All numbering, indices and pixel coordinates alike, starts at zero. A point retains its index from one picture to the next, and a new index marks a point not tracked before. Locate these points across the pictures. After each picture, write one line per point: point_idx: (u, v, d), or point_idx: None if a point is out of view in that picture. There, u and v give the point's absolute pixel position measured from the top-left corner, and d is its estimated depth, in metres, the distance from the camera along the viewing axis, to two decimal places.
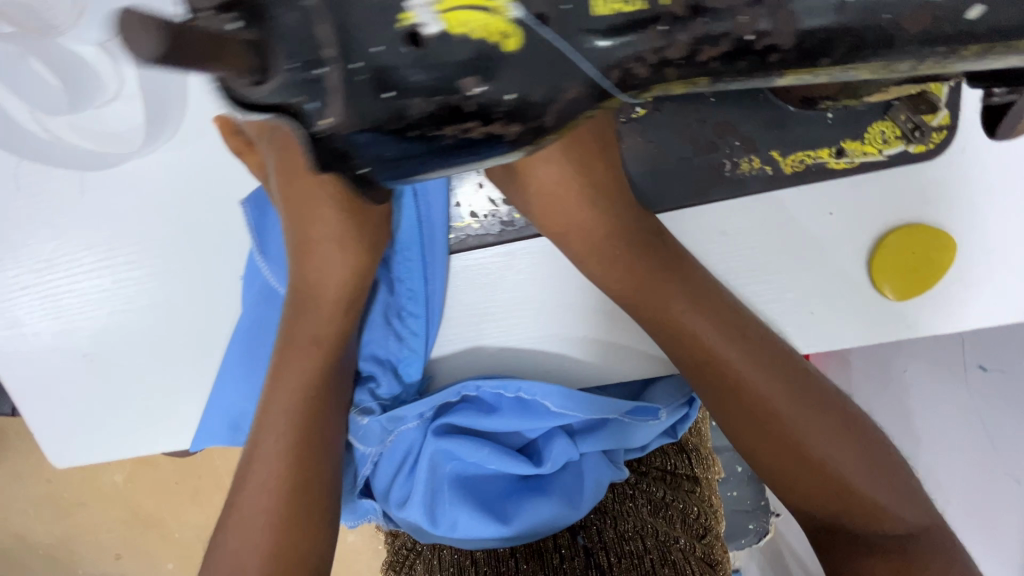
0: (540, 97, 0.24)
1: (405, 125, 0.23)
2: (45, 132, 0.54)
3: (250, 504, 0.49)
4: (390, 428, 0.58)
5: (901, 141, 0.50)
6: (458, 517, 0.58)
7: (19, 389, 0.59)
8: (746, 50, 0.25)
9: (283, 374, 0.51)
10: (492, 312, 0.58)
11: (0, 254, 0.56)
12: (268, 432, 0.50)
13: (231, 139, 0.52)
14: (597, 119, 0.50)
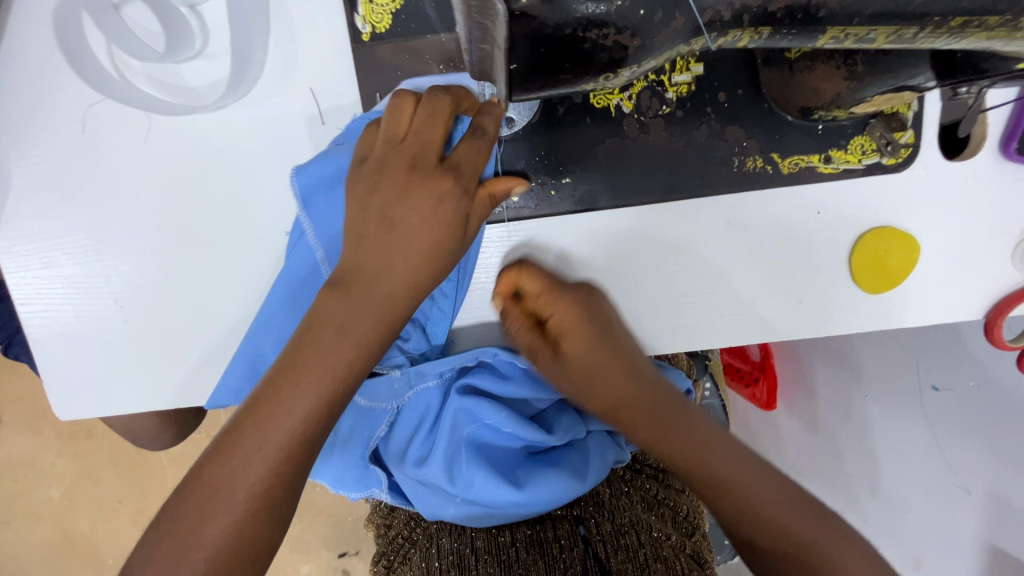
0: (655, 20, 0.33)
1: (557, 26, 0.33)
2: (117, 73, 0.56)
3: (217, 511, 0.44)
4: (412, 384, 0.61)
5: (876, 154, 0.59)
6: (474, 477, 0.61)
7: (49, 328, 0.61)
8: (807, 9, 0.33)
9: (304, 367, 0.47)
10: (518, 284, 0.61)
11: (50, 192, 0.57)
12: (271, 418, 0.46)
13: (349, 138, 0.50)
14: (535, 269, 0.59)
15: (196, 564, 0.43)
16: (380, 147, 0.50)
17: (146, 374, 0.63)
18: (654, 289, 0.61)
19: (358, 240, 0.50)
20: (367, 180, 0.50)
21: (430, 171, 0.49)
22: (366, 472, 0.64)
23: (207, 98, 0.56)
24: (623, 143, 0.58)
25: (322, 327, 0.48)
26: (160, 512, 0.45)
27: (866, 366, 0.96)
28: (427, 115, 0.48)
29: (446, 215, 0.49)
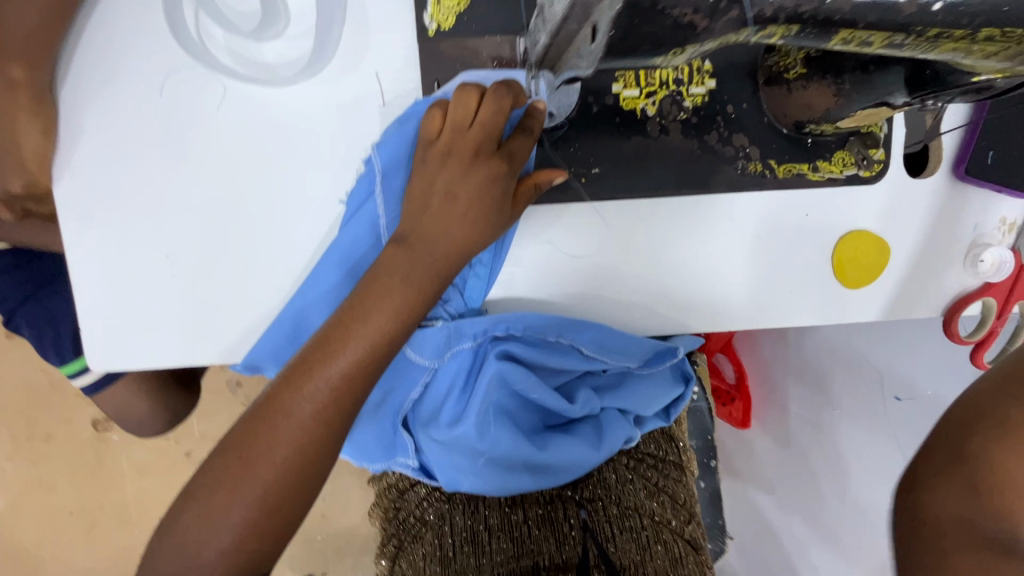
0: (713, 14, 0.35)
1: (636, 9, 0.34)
2: (197, 37, 0.60)
3: (276, 444, 0.54)
4: (449, 344, 0.65)
5: (854, 166, 0.69)
6: (502, 438, 0.69)
7: (95, 283, 0.63)
8: (832, 22, 0.37)
9: (369, 314, 0.56)
10: (549, 260, 0.67)
11: (119, 150, 0.61)
12: (335, 357, 0.55)
13: (428, 121, 0.57)
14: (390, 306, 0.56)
15: (267, 473, 0.54)
16: (449, 132, 0.57)
17: (185, 331, 0.65)
18: (666, 272, 0.69)
19: (422, 209, 0.58)
20: (435, 160, 0.58)
21: (488, 156, 0.57)
22: (395, 437, 0.69)
23: (282, 75, 0.61)
24: (647, 143, 0.67)
25: (388, 279, 0.56)
26: (238, 428, 0.56)
27: (837, 378, 1.06)
28: (494, 110, 0.56)
29: (498, 193, 0.58)
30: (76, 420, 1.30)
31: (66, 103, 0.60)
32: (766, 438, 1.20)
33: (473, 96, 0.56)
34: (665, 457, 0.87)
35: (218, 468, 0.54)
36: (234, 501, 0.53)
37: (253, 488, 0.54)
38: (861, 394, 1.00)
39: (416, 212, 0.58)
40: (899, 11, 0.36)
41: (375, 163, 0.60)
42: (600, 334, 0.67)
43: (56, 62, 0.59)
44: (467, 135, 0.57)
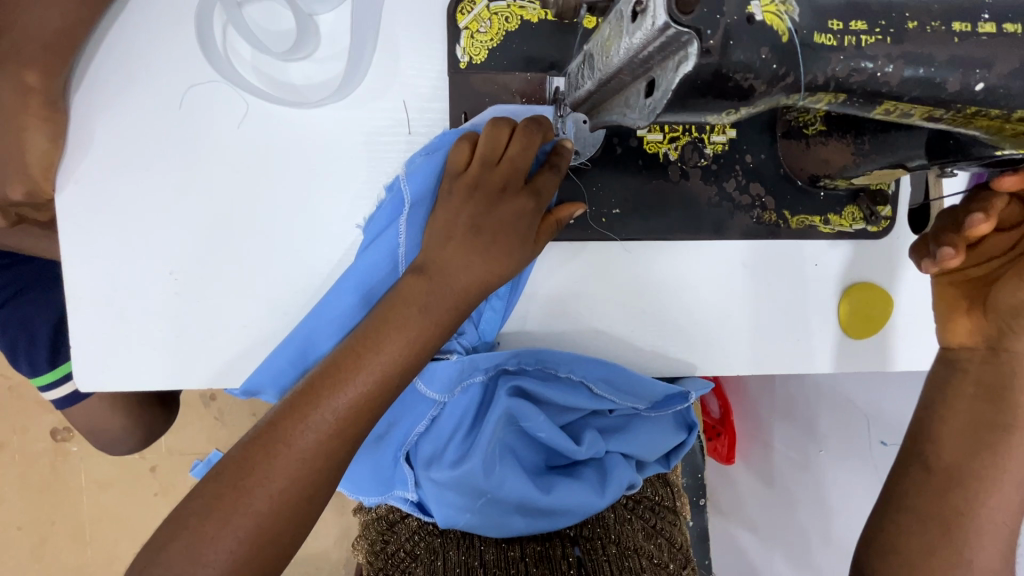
0: (772, 84, 0.35)
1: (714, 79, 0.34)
2: (223, 52, 0.59)
3: (273, 474, 0.48)
4: (461, 378, 0.63)
5: (863, 222, 0.70)
6: (506, 478, 0.67)
7: (88, 296, 0.60)
8: (878, 94, 0.38)
9: (383, 343, 0.52)
10: (565, 297, 0.67)
11: (130, 160, 0.59)
12: (345, 385, 0.51)
13: (458, 152, 0.56)
14: (408, 331, 0.53)
15: (259, 508, 0.47)
16: (477, 167, 0.55)
17: (181, 353, 0.61)
18: (680, 314, 0.69)
19: (445, 240, 0.55)
20: (460, 193, 0.56)
21: (516, 192, 0.56)
22: (394, 470, 0.67)
23: (308, 97, 0.60)
24: (667, 186, 0.67)
25: (405, 308, 0.53)
26: (230, 455, 0.49)
27: (823, 420, 1.05)
28: (523, 147, 0.55)
29: (522, 230, 0.56)
30: (32, 429, 1.23)
31: (78, 109, 0.58)
32: (750, 475, 1.21)
33: (506, 129, 0.55)
34: (661, 501, 0.89)
35: (203, 501, 0.47)
36: (219, 539, 0.46)
37: (241, 523, 0.46)
38: (848, 436, 0.99)
39: (436, 242, 0.55)
40: (943, 87, 0.38)
41: (404, 192, 0.58)
42: (612, 375, 0.66)
43: (72, 68, 0.57)
44: (496, 170, 0.55)
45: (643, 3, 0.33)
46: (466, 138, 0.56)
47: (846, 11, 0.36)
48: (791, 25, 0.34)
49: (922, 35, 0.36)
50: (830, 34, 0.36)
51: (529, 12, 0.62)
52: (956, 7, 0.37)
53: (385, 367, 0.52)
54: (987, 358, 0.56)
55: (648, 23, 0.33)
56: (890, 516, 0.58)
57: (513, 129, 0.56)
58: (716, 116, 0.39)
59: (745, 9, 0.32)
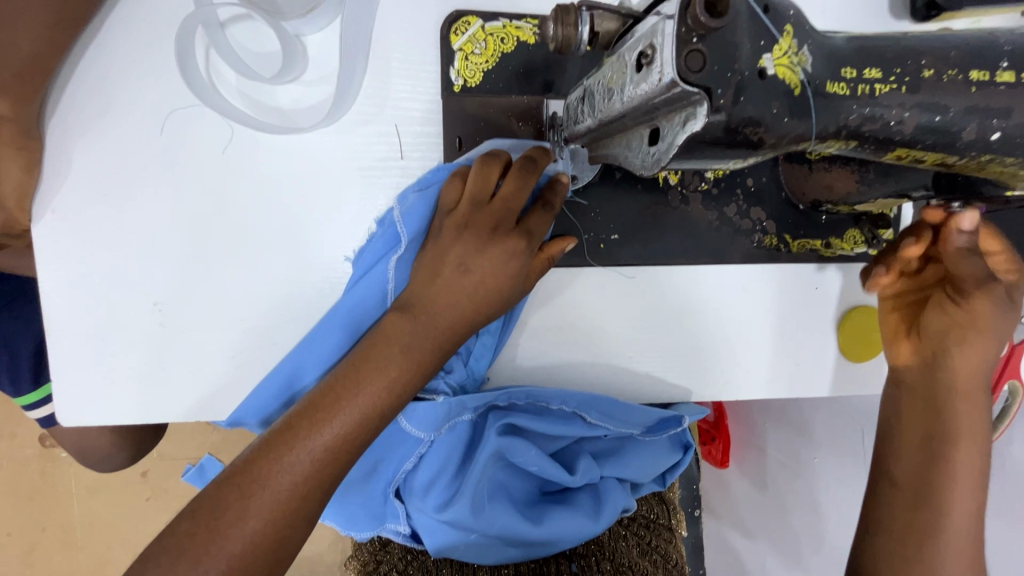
0: (782, 134, 0.33)
1: (722, 136, 0.32)
2: (206, 76, 0.57)
3: (249, 516, 0.46)
4: (450, 416, 0.62)
5: (864, 245, 0.69)
6: (496, 513, 0.66)
7: (65, 327, 0.57)
8: (892, 141, 0.37)
9: (363, 383, 0.51)
10: (563, 326, 0.65)
11: (108, 187, 0.56)
12: (324, 426, 0.49)
13: (450, 189, 0.55)
14: (388, 364, 0.51)
15: (233, 550, 0.45)
16: (466, 206, 0.54)
17: (165, 384, 0.59)
18: (676, 339, 0.67)
19: (432, 277, 0.54)
20: (449, 232, 0.54)
21: (507, 232, 0.53)
22: (385, 505, 0.66)
23: (297, 121, 0.58)
24: (665, 211, 0.66)
25: (386, 347, 0.52)
26: (205, 493, 0.48)
27: (819, 431, 1.04)
28: (517, 187, 0.53)
29: (512, 270, 0.54)
30: (21, 435, 1.21)
31: (54, 137, 0.55)
32: (744, 481, 1.20)
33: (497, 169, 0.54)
34: (656, 519, 0.85)
35: (175, 541, 0.45)
36: None
37: (212, 567, 0.44)
38: (841, 446, 0.98)
39: (424, 278, 0.54)
40: (959, 136, 0.36)
41: (400, 231, 0.57)
42: (604, 405, 0.65)
43: (47, 92, 0.54)
44: (487, 210, 0.54)
45: (649, 54, 0.31)
46: (459, 174, 0.56)
47: (859, 57, 0.35)
48: (803, 76, 0.33)
49: (938, 84, 0.35)
50: (843, 83, 0.34)
51: (526, 32, 0.60)
52: (976, 53, 0.35)
53: (365, 405, 0.51)
54: (926, 373, 0.59)
55: (654, 76, 0.31)
56: (878, 547, 0.57)
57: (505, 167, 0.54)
58: (722, 162, 0.37)
59: (757, 63, 0.30)
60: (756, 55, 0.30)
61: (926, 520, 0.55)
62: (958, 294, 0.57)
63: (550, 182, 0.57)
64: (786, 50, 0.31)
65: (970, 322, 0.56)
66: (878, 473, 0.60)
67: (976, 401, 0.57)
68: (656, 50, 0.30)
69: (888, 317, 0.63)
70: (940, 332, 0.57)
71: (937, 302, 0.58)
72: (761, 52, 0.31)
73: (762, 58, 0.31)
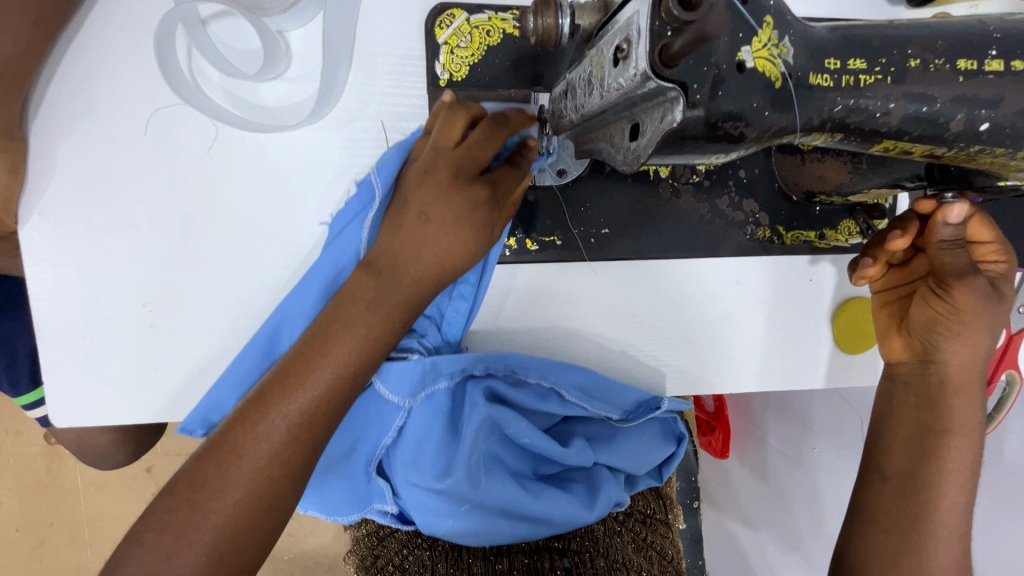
0: (764, 126, 0.33)
1: (701, 133, 0.31)
2: (190, 77, 0.56)
3: (229, 487, 0.46)
4: (426, 383, 0.60)
5: (859, 236, 0.68)
6: (491, 485, 0.64)
7: (55, 330, 0.57)
8: (878, 133, 0.36)
9: (333, 344, 0.49)
10: (554, 322, 0.65)
11: (94, 190, 0.56)
12: (297, 390, 0.48)
13: (419, 142, 0.55)
14: (357, 318, 0.50)
15: (217, 521, 0.45)
16: (431, 151, 0.52)
17: (157, 384, 0.59)
18: (668, 333, 0.67)
19: (395, 230, 0.52)
20: (411, 178, 0.52)
21: (471, 179, 0.51)
22: (369, 485, 0.64)
23: (282, 119, 0.57)
24: (656, 204, 0.65)
25: (354, 304, 0.50)
26: (186, 467, 0.47)
27: (817, 421, 1.04)
28: (485, 136, 0.51)
29: (478, 221, 0.52)
30: (25, 433, 1.22)
31: (38, 139, 0.55)
32: (744, 472, 1.21)
33: (465, 112, 0.51)
34: (653, 513, 0.87)
35: (159, 517, 0.45)
36: (177, 555, 0.44)
37: (199, 538, 0.44)
38: (839, 437, 0.98)
39: (388, 232, 0.52)
40: (947, 127, 0.35)
41: (374, 185, 0.55)
42: (582, 378, 0.64)
43: (29, 95, 0.54)
44: (451, 154, 0.51)
45: (625, 48, 0.30)
46: (429, 125, 0.55)
47: (843, 47, 0.34)
48: (784, 70, 0.32)
49: (925, 74, 0.34)
50: (826, 74, 0.33)
51: (511, 24, 0.59)
52: (964, 41, 0.34)
53: (336, 365, 0.49)
54: (919, 369, 0.58)
55: (630, 71, 0.30)
56: (867, 539, 0.57)
57: (473, 117, 0.52)
58: (704, 155, 0.37)
59: (735, 57, 0.30)
60: (734, 50, 0.30)
61: (916, 513, 0.55)
62: (941, 286, 0.56)
63: (519, 147, 0.56)
64: (765, 43, 0.31)
65: (953, 314, 0.55)
66: (870, 465, 0.60)
67: (970, 395, 0.56)
68: (631, 44, 0.29)
69: (879, 314, 0.62)
70: (924, 325, 0.57)
71: (922, 296, 0.57)
72: (739, 44, 0.30)
73: (740, 51, 0.30)
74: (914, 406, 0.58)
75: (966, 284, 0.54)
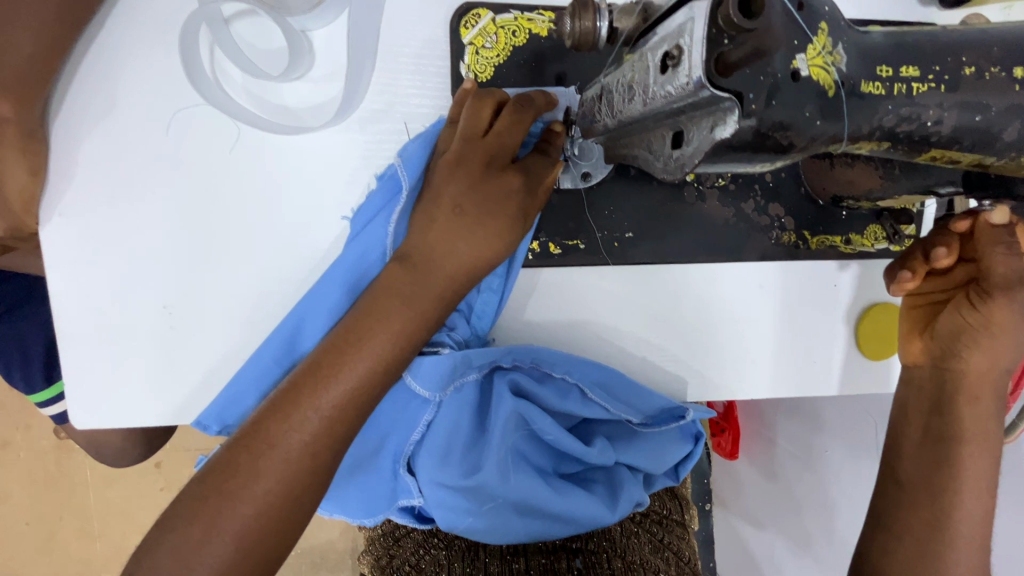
0: (814, 134, 0.31)
1: (752, 144, 0.30)
2: (211, 74, 0.56)
3: (260, 478, 0.45)
4: (454, 377, 0.59)
5: (885, 240, 0.67)
6: (515, 485, 0.63)
7: (74, 330, 0.57)
8: (926, 142, 0.35)
9: (366, 338, 0.48)
10: (574, 327, 0.64)
11: (115, 190, 0.55)
12: (330, 383, 0.47)
13: (445, 129, 0.54)
14: (391, 310, 0.49)
15: (246, 511, 0.44)
16: (459, 142, 0.51)
17: (176, 386, 0.59)
18: (688, 337, 0.66)
19: (428, 223, 0.51)
20: (442, 172, 0.51)
21: (501, 169, 0.51)
22: (395, 481, 0.63)
23: (303, 120, 0.57)
24: (680, 207, 0.64)
25: (388, 299, 0.49)
26: (216, 456, 0.47)
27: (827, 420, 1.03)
28: (512, 122, 0.50)
29: (512, 209, 0.51)
30: (36, 427, 1.22)
31: (58, 138, 0.54)
32: (753, 471, 1.20)
33: (490, 99, 0.51)
34: (669, 515, 0.86)
35: (188, 504, 0.45)
36: (204, 545, 0.43)
37: (227, 528, 0.44)
38: (847, 436, 0.97)
39: (421, 225, 0.51)
40: (999, 137, 0.34)
41: (401, 178, 0.54)
42: (607, 377, 0.63)
43: (51, 94, 0.53)
44: (479, 145, 0.51)
45: (675, 55, 0.29)
46: (454, 109, 0.53)
47: (895, 53, 0.33)
48: (836, 78, 0.31)
49: (979, 82, 0.33)
50: (878, 82, 0.32)
51: (538, 25, 0.58)
52: (1019, 49, 0.33)
53: (370, 359, 0.48)
54: (936, 374, 0.57)
55: (680, 80, 0.29)
56: (888, 548, 0.57)
57: (499, 103, 0.51)
58: (752, 164, 0.35)
59: (790, 65, 0.29)
60: (790, 58, 0.29)
61: (935, 523, 0.55)
62: (980, 296, 0.54)
63: (545, 132, 0.56)
64: (820, 50, 0.30)
65: (982, 325, 0.54)
66: (891, 473, 0.60)
67: (988, 403, 0.55)
68: (683, 52, 0.28)
69: (908, 316, 0.61)
70: (951, 333, 0.55)
71: (957, 303, 0.56)
72: (794, 53, 0.29)
73: (795, 60, 0.29)
74: (929, 412, 0.58)
75: (1008, 297, 0.53)
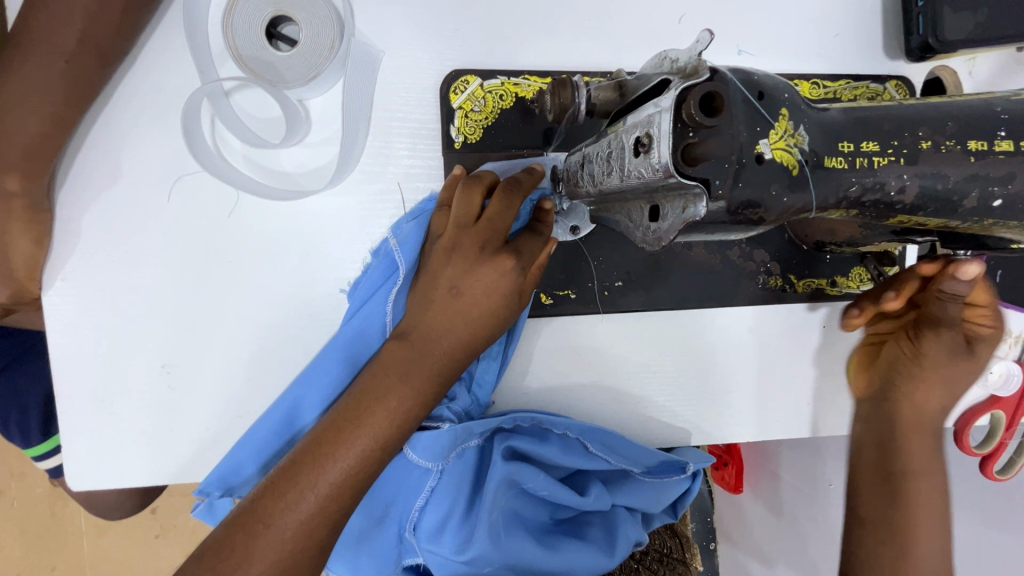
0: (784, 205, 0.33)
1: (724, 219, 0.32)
2: (213, 144, 0.58)
3: (255, 558, 0.44)
4: (456, 444, 0.60)
5: (870, 281, 0.69)
6: (516, 543, 0.62)
7: (73, 392, 0.58)
8: (892, 208, 0.37)
9: (365, 418, 0.49)
10: (569, 377, 0.65)
11: (116, 255, 0.57)
12: (329, 461, 0.47)
13: (439, 213, 0.55)
14: (388, 382, 0.50)
15: None
16: (452, 229, 0.52)
17: (173, 445, 0.59)
18: (681, 382, 0.67)
19: (426, 302, 0.52)
20: (438, 255, 0.52)
21: (496, 252, 0.51)
22: (399, 547, 0.62)
23: (301, 183, 0.59)
24: (667, 257, 0.66)
25: (386, 377, 0.50)
26: (210, 539, 0.45)
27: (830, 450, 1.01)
28: (504, 209, 0.51)
29: (505, 291, 0.52)
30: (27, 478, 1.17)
31: (63, 207, 0.56)
32: (760, 506, 1.13)
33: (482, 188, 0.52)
34: (669, 552, 0.88)
35: None
36: None
37: None
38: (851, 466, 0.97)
39: (419, 306, 0.53)
40: (961, 204, 0.36)
41: (398, 262, 0.56)
42: (604, 433, 0.63)
43: (57, 167, 0.55)
44: (474, 231, 0.51)
45: (645, 142, 0.31)
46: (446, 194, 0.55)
47: (856, 130, 0.35)
48: (801, 157, 0.33)
49: (935, 154, 0.35)
50: (840, 156, 0.34)
51: (524, 88, 0.61)
52: (971, 124, 0.36)
53: (367, 435, 0.48)
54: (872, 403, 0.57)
55: (650, 162, 0.31)
56: None
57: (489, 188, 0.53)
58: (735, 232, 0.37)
59: (753, 150, 0.31)
60: (751, 143, 0.31)
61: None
62: (914, 333, 0.56)
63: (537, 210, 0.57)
64: (782, 135, 0.32)
65: (913, 358, 0.55)
66: None
67: (926, 438, 0.54)
68: (653, 139, 0.30)
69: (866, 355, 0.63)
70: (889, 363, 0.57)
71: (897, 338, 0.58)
72: (757, 138, 0.31)
73: (758, 144, 0.31)
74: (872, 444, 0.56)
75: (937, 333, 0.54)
